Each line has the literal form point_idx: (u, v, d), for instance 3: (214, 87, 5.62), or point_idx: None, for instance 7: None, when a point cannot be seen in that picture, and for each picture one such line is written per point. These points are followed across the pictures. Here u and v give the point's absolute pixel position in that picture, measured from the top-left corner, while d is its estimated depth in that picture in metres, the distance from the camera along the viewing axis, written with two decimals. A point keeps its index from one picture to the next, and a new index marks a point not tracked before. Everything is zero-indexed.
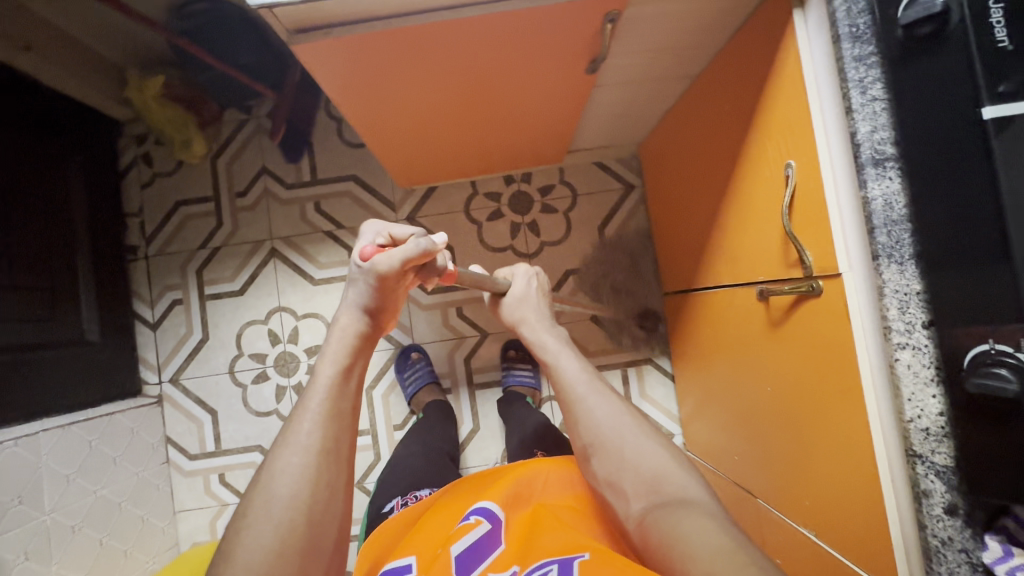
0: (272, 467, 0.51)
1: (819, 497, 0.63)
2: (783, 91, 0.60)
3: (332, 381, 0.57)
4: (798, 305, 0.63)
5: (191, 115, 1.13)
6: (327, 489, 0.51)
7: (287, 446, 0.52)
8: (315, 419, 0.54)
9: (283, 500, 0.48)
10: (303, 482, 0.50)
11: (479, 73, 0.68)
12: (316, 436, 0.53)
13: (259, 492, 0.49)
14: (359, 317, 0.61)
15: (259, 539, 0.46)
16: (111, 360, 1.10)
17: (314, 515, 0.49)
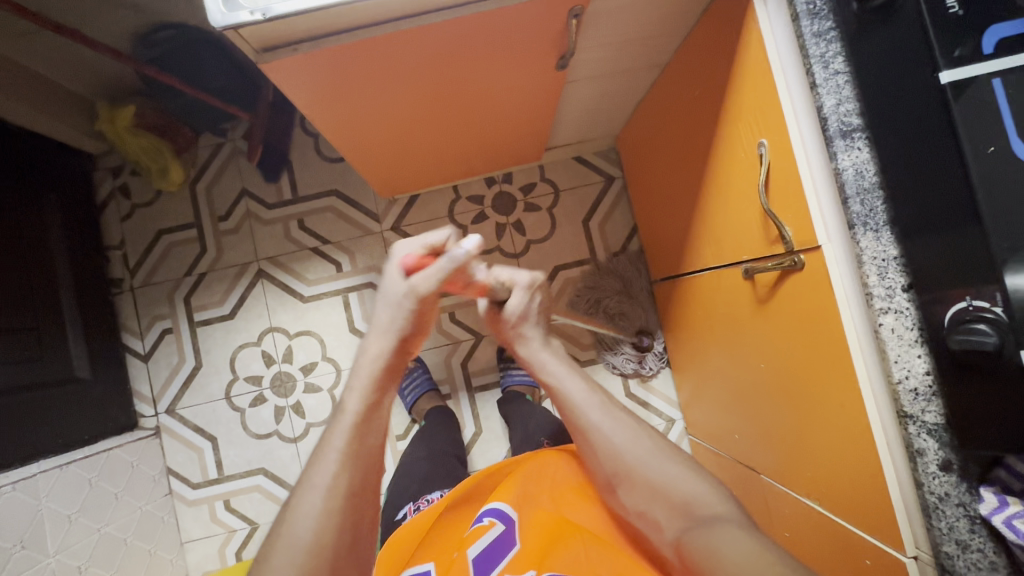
0: (294, 509, 0.51)
1: (820, 467, 0.64)
2: (749, 72, 0.61)
3: (356, 418, 0.54)
4: (783, 280, 0.64)
5: (165, 142, 1.12)
6: (349, 531, 0.51)
7: (311, 484, 0.52)
8: (336, 462, 0.52)
9: (308, 541, 0.49)
10: (326, 524, 0.50)
11: (449, 78, 0.68)
12: (339, 480, 0.52)
13: (283, 531, 0.49)
14: (386, 342, 0.56)
15: None
16: (104, 396, 1.09)
17: (337, 559, 0.49)
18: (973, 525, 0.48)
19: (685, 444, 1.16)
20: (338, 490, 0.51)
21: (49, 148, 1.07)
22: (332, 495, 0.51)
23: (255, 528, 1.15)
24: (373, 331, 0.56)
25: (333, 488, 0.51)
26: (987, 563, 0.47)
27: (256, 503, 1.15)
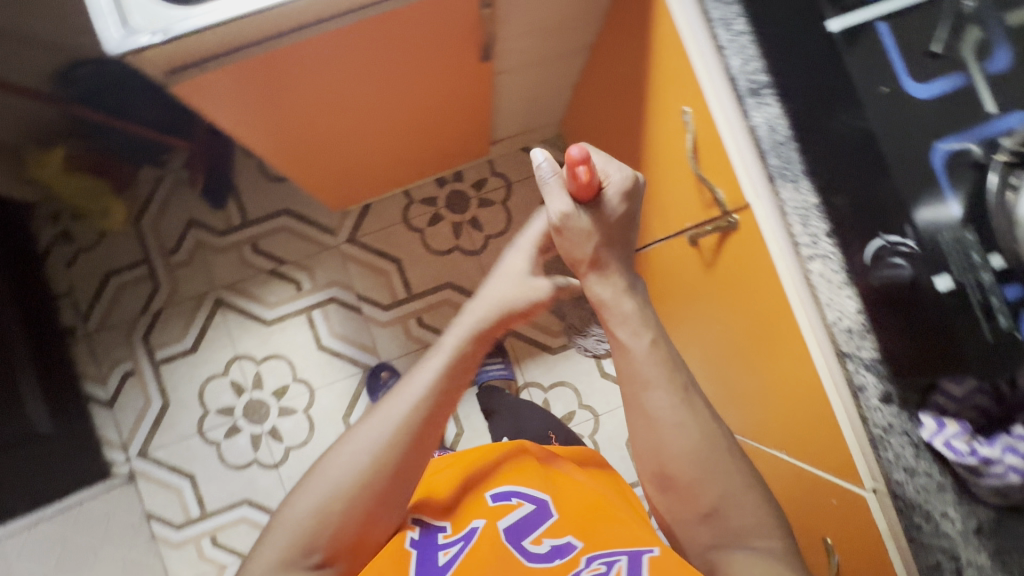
0: (379, 407, 0.56)
1: (782, 418, 0.66)
2: (664, 41, 0.62)
3: (452, 354, 0.57)
4: (724, 241, 0.65)
5: (105, 182, 1.10)
6: (411, 455, 0.55)
7: (398, 394, 0.56)
8: (426, 386, 0.56)
9: (371, 450, 0.54)
10: (395, 443, 0.54)
11: (375, 81, 0.68)
12: (420, 404, 0.55)
13: (362, 424, 0.55)
14: (485, 313, 0.59)
15: (349, 470, 0.53)
16: (70, 448, 1.05)
17: (393, 475, 0.54)
18: (918, 451, 0.50)
19: None
20: (410, 424, 0.55)
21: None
22: (403, 425, 0.55)
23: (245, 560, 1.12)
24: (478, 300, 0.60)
25: (408, 417, 0.55)
26: (935, 484, 0.49)
27: (244, 535, 1.12)
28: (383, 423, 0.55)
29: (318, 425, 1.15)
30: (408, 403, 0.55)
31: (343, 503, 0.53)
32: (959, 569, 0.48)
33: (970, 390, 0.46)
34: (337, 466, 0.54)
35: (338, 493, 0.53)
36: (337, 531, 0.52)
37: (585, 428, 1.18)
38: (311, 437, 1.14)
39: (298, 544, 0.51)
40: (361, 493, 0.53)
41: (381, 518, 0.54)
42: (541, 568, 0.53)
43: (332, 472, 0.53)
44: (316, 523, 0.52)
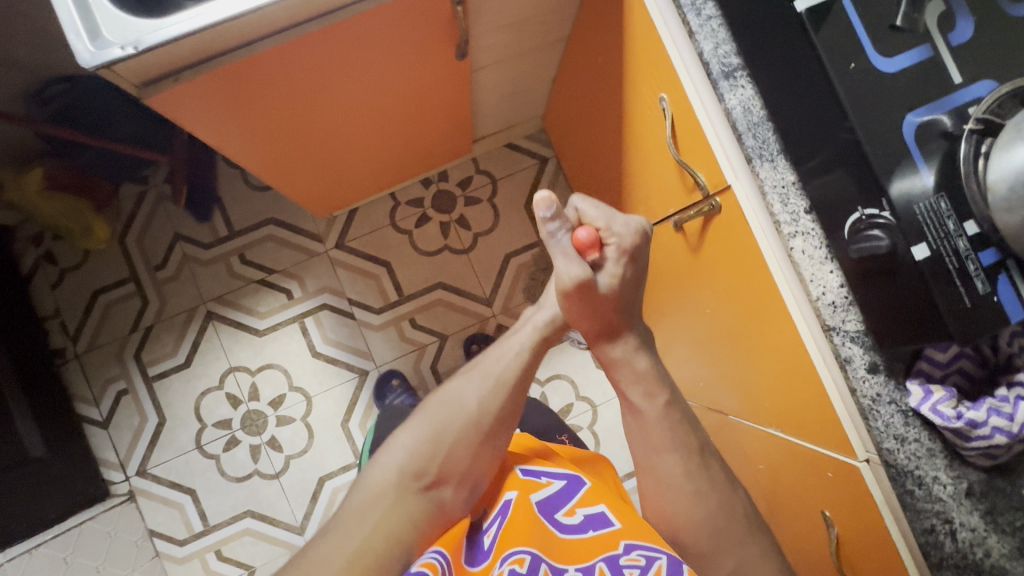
0: (480, 364, 0.67)
1: (774, 396, 0.67)
2: (637, 28, 0.62)
3: (541, 328, 0.68)
4: (708, 224, 0.66)
5: (83, 200, 1.08)
6: (507, 406, 0.64)
7: (496, 354, 0.67)
8: (519, 349, 0.67)
9: (476, 396, 0.64)
10: (496, 391, 0.64)
11: (351, 84, 0.68)
12: (515, 363, 0.66)
13: (466, 376, 0.66)
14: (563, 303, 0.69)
15: (458, 410, 0.63)
16: (65, 470, 1.04)
17: (491, 420, 0.63)
18: (908, 419, 0.51)
19: None
20: (507, 380, 0.65)
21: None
22: (502, 379, 0.65)
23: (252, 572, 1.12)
24: (547, 299, 0.70)
25: (507, 371, 0.66)
26: (925, 450, 0.50)
27: (249, 547, 1.12)
28: (488, 375, 0.65)
29: (317, 432, 1.15)
30: (505, 362, 0.66)
31: (451, 436, 0.62)
32: (952, 530, 0.50)
33: (953, 356, 0.47)
34: (447, 402, 0.64)
35: (446, 427, 0.62)
36: (445, 460, 0.61)
37: (584, 419, 1.19)
38: (310, 445, 1.14)
39: (412, 468, 0.60)
40: (470, 429, 0.62)
41: (481, 457, 0.62)
42: (575, 541, 0.55)
43: (446, 405, 0.64)
44: (429, 450, 0.61)
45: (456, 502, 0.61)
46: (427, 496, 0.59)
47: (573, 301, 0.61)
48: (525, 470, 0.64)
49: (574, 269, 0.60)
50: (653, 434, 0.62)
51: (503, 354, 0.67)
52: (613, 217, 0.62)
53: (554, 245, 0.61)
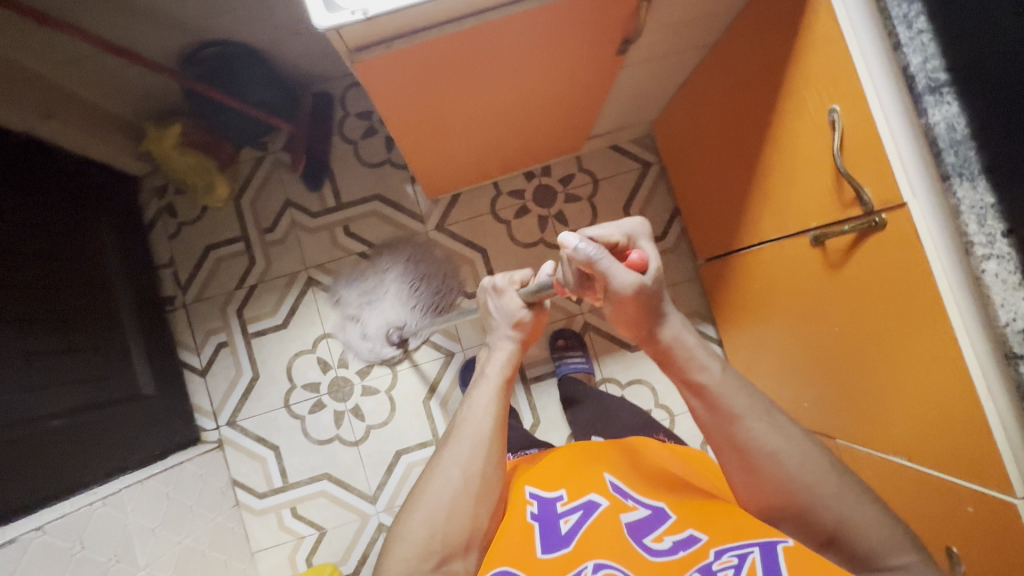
0: (454, 428, 0.64)
1: (909, 421, 0.66)
2: (817, 39, 0.62)
3: (496, 382, 0.67)
4: (861, 242, 0.66)
5: (209, 158, 1.14)
6: (494, 456, 0.62)
7: (468, 416, 0.64)
8: (485, 409, 0.64)
9: (461, 463, 0.61)
10: (480, 450, 0.62)
11: (517, 70, 0.70)
12: (487, 420, 0.63)
13: (444, 448, 0.63)
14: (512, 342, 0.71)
15: (450, 478, 0.60)
16: (168, 413, 1.09)
17: (485, 475, 0.61)
18: None
19: None
20: (488, 433, 0.62)
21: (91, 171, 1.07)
22: (480, 437, 0.62)
23: (323, 533, 1.16)
24: (495, 341, 0.71)
25: (486, 429, 0.63)
26: None
27: (323, 508, 1.17)
28: (464, 438, 0.62)
29: (399, 406, 1.18)
30: (479, 420, 0.63)
31: (445, 510, 0.58)
32: None
33: None
34: (436, 478, 0.60)
35: (439, 504, 0.58)
36: (446, 534, 0.57)
37: None
38: (391, 418, 1.18)
39: (415, 554, 0.56)
40: (466, 493, 0.59)
41: (480, 516, 0.59)
42: (664, 563, 0.53)
43: (436, 481, 0.60)
44: (429, 530, 0.57)
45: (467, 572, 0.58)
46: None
47: (628, 306, 0.55)
48: (612, 481, 0.63)
49: (629, 277, 0.53)
50: (726, 401, 0.55)
51: (476, 412, 0.64)
52: (619, 227, 0.59)
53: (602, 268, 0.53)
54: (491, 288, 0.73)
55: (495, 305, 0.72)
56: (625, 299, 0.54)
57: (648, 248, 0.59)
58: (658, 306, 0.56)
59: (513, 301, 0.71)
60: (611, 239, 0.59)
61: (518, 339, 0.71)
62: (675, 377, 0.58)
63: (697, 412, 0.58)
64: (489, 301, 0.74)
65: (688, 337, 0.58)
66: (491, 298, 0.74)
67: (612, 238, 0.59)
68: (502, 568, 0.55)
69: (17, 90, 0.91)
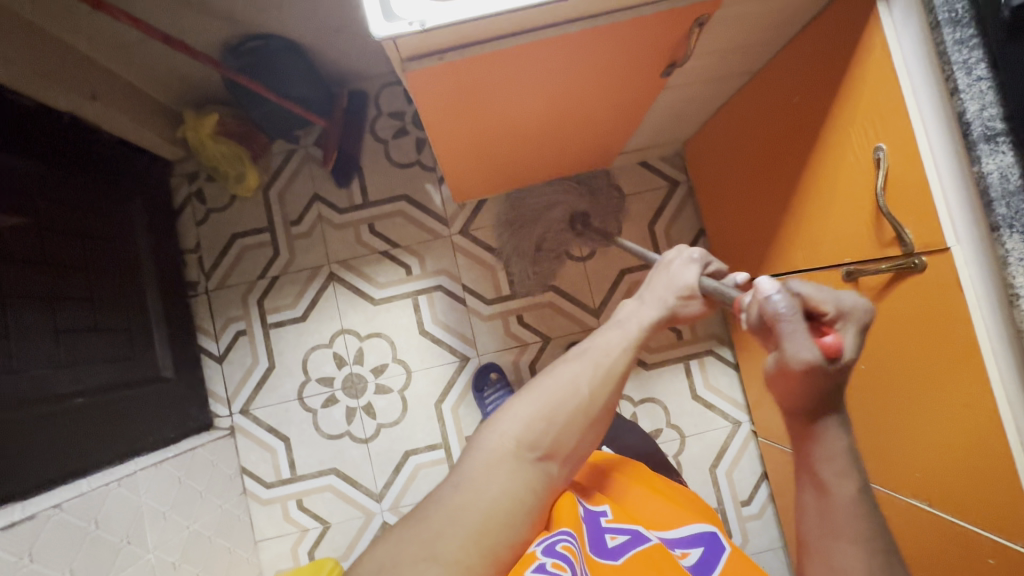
0: (588, 347, 0.64)
1: (929, 466, 0.66)
2: (867, 78, 0.62)
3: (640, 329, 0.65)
4: (896, 283, 0.65)
5: (243, 149, 1.16)
6: (617, 388, 0.61)
7: (605, 343, 0.64)
8: (623, 344, 0.64)
9: (587, 383, 0.60)
10: (609, 379, 0.61)
11: (563, 88, 0.71)
12: (621, 354, 0.63)
13: (575, 360, 0.62)
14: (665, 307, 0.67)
15: (576, 389, 0.59)
16: (184, 397, 1.11)
17: (606, 404, 0.60)
18: None
19: (749, 446, 1.19)
20: (618, 370, 0.61)
21: (124, 153, 1.09)
22: (611, 371, 0.61)
23: (327, 527, 1.17)
24: (649, 299, 0.68)
25: (617, 362, 0.62)
26: None
27: (328, 503, 1.17)
28: (596, 361, 0.62)
29: (411, 407, 1.19)
30: (614, 353, 0.63)
31: (565, 415, 0.58)
32: None
33: None
34: (560, 382, 0.60)
35: (560, 406, 0.59)
36: (559, 436, 0.57)
37: (670, 447, 1.19)
38: (402, 418, 1.18)
39: (526, 441, 0.56)
40: (583, 414, 0.59)
41: (589, 437, 0.60)
42: None
43: (558, 385, 0.60)
44: (544, 425, 0.57)
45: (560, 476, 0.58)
46: (539, 469, 0.56)
47: (786, 382, 0.42)
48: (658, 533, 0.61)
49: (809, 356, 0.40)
50: (844, 517, 0.44)
51: (613, 344, 0.64)
52: (837, 296, 0.44)
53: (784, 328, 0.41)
54: (684, 255, 0.71)
55: (676, 269, 0.70)
56: (787, 374, 0.42)
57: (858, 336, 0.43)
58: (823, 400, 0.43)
59: (690, 276, 0.68)
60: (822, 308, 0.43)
61: (669, 309, 0.67)
62: (799, 460, 0.47)
63: (804, 507, 0.47)
64: (673, 262, 0.71)
65: (842, 437, 0.45)
66: (677, 261, 0.71)
67: (820, 303, 0.44)
68: (564, 531, 0.54)
69: (65, 70, 0.93)
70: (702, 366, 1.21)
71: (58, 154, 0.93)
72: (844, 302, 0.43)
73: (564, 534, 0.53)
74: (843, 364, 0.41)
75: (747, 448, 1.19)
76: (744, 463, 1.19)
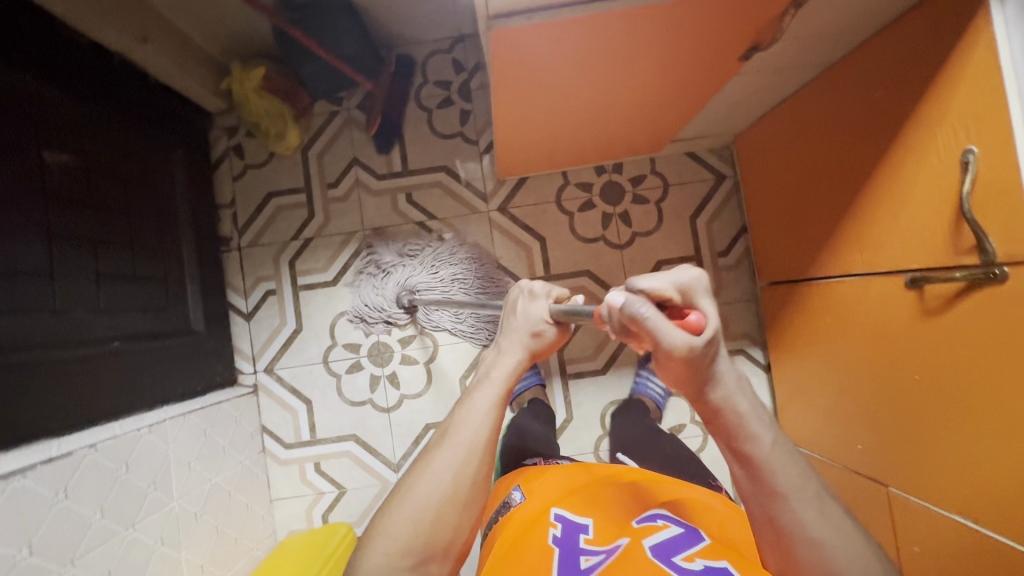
0: (446, 427, 0.58)
1: (980, 484, 0.65)
2: (966, 76, 0.59)
3: (497, 393, 0.58)
4: (969, 293, 0.63)
5: (287, 106, 1.14)
6: (483, 465, 0.57)
7: (463, 418, 0.58)
8: (482, 418, 0.57)
9: (450, 469, 0.56)
10: (470, 461, 0.56)
11: (639, 62, 0.68)
12: (482, 431, 0.57)
13: (435, 449, 0.57)
14: (523, 351, 0.60)
15: (437, 479, 0.55)
16: (212, 352, 1.10)
17: (475, 483, 0.56)
18: None
19: None
20: (481, 445, 0.57)
21: (169, 100, 1.07)
22: (473, 446, 0.57)
23: (342, 492, 1.18)
24: (506, 343, 0.61)
25: (475, 439, 0.56)
26: None
27: (345, 468, 1.17)
28: (457, 442, 0.57)
29: (435, 380, 1.18)
30: (474, 427, 0.57)
31: (429, 515, 0.54)
32: None
33: None
34: (421, 480, 0.55)
35: (425, 506, 0.54)
36: (431, 536, 0.54)
37: (692, 443, 1.18)
38: (426, 390, 1.18)
39: (396, 551, 0.53)
40: (449, 504, 0.55)
41: (464, 523, 0.56)
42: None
43: (421, 483, 0.55)
44: (411, 531, 0.54)
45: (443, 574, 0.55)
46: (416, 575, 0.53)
47: (675, 369, 0.43)
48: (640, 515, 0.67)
49: (681, 340, 0.41)
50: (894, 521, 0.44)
51: (471, 417, 0.58)
52: (675, 277, 0.43)
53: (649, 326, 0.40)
54: (525, 290, 0.62)
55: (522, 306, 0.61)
56: (673, 363, 0.42)
57: (707, 303, 0.44)
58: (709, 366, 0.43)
59: (544, 311, 0.59)
60: (666, 292, 0.43)
61: (529, 351, 0.60)
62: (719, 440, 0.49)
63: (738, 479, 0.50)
64: (517, 301, 0.62)
65: (741, 403, 0.47)
66: (522, 298, 0.61)
67: (661, 291, 0.43)
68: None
69: (120, 9, 0.91)
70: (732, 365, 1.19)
71: (107, 96, 0.92)
72: (681, 280, 0.43)
73: None
74: (706, 334, 0.42)
75: None
76: None
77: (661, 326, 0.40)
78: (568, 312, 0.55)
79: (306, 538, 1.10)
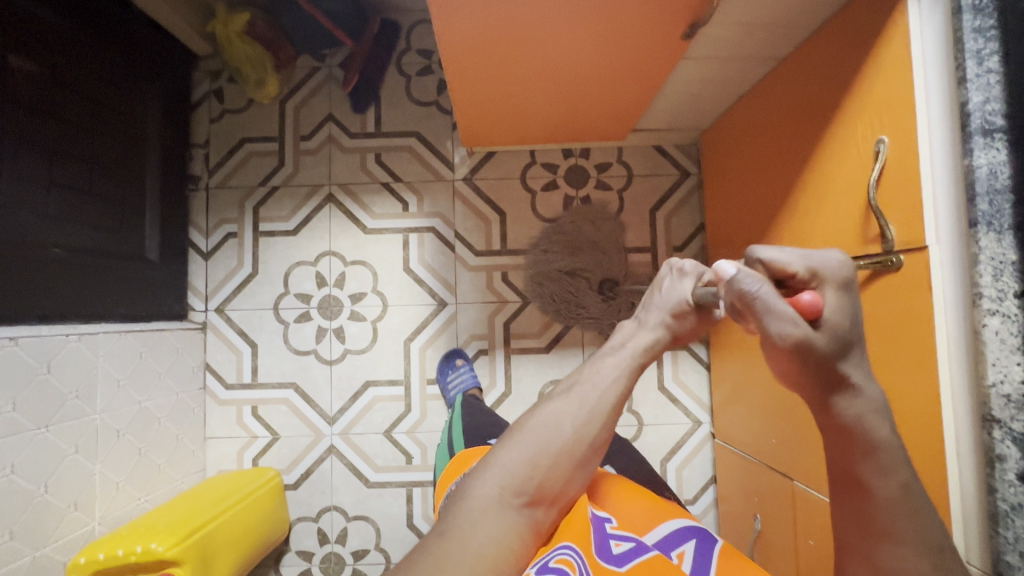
0: (573, 383, 0.65)
1: None
2: (883, 69, 0.61)
3: (628, 364, 0.65)
4: (873, 281, 0.64)
5: (267, 54, 1.17)
6: (602, 430, 0.63)
7: (592, 378, 0.65)
8: (608, 382, 0.64)
9: (573, 423, 0.62)
10: (592, 423, 0.62)
11: (581, 34, 0.70)
12: (605, 396, 0.63)
13: (561, 399, 0.64)
14: (663, 328, 0.66)
15: (561, 428, 0.61)
16: (163, 285, 1.12)
17: (591, 444, 0.63)
18: None
19: (704, 447, 1.19)
20: (604, 407, 0.63)
21: (152, 34, 1.10)
22: (598, 407, 0.63)
23: (275, 438, 1.19)
24: (646, 321, 0.67)
25: (602, 401, 0.63)
26: None
27: (281, 416, 1.19)
28: (585, 400, 0.63)
29: (381, 339, 1.19)
30: (602, 389, 0.64)
31: (547, 460, 0.60)
32: None
33: None
34: (544, 425, 0.62)
35: (545, 449, 0.60)
36: (544, 480, 0.59)
37: (626, 431, 1.19)
38: (370, 347, 1.19)
39: (513, 485, 0.58)
40: (565, 455, 0.61)
41: (574, 479, 0.62)
42: None
43: (544, 429, 0.61)
44: (529, 469, 0.59)
45: (545, 522, 0.60)
46: (523, 514, 0.58)
47: (783, 357, 0.48)
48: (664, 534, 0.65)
49: (794, 328, 0.46)
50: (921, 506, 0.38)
51: (601, 379, 0.64)
52: (806, 258, 0.50)
53: (763, 307, 0.46)
54: (675, 268, 0.67)
55: (669, 285, 0.66)
56: (778, 349, 0.47)
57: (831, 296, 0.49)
58: (827, 364, 0.49)
59: (688, 290, 0.64)
60: (792, 269, 0.50)
61: (669, 330, 0.66)
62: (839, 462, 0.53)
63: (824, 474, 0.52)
64: (665, 279, 0.67)
65: (881, 428, 0.51)
66: (669, 277, 0.67)
67: (787, 265, 0.50)
68: (563, 544, 0.57)
69: None
70: (674, 359, 1.20)
71: (89, 16, 0.94)
72: (811, 261, 0.50)
73: (562, 550, 0.56)
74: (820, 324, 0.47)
75: (701, 448, 1.19)
76: (696, 462, 1.19)
77: (776, 308, 0.45)
78: (708, 296, 0.59)
79: (232, 477, 1.11)
